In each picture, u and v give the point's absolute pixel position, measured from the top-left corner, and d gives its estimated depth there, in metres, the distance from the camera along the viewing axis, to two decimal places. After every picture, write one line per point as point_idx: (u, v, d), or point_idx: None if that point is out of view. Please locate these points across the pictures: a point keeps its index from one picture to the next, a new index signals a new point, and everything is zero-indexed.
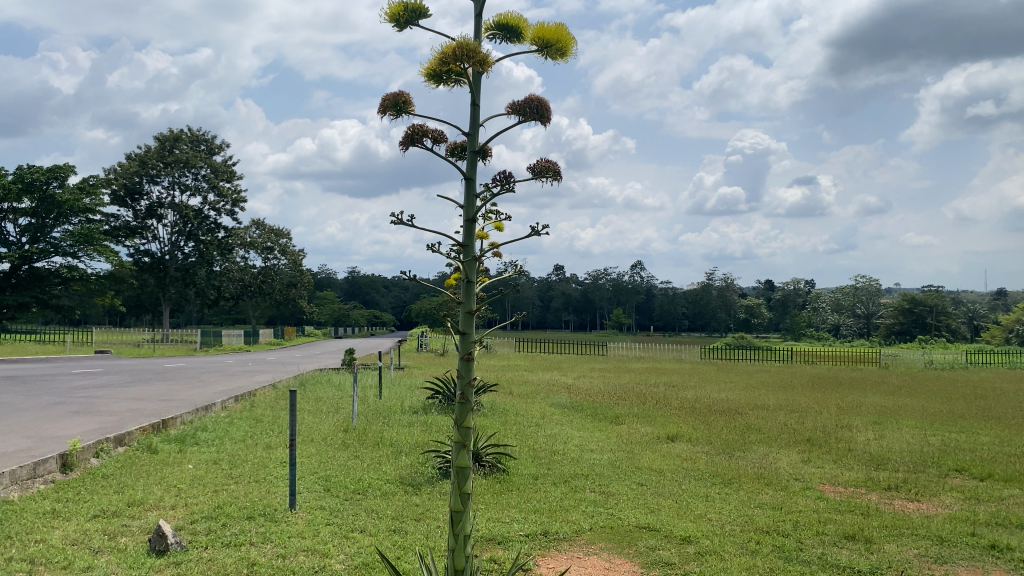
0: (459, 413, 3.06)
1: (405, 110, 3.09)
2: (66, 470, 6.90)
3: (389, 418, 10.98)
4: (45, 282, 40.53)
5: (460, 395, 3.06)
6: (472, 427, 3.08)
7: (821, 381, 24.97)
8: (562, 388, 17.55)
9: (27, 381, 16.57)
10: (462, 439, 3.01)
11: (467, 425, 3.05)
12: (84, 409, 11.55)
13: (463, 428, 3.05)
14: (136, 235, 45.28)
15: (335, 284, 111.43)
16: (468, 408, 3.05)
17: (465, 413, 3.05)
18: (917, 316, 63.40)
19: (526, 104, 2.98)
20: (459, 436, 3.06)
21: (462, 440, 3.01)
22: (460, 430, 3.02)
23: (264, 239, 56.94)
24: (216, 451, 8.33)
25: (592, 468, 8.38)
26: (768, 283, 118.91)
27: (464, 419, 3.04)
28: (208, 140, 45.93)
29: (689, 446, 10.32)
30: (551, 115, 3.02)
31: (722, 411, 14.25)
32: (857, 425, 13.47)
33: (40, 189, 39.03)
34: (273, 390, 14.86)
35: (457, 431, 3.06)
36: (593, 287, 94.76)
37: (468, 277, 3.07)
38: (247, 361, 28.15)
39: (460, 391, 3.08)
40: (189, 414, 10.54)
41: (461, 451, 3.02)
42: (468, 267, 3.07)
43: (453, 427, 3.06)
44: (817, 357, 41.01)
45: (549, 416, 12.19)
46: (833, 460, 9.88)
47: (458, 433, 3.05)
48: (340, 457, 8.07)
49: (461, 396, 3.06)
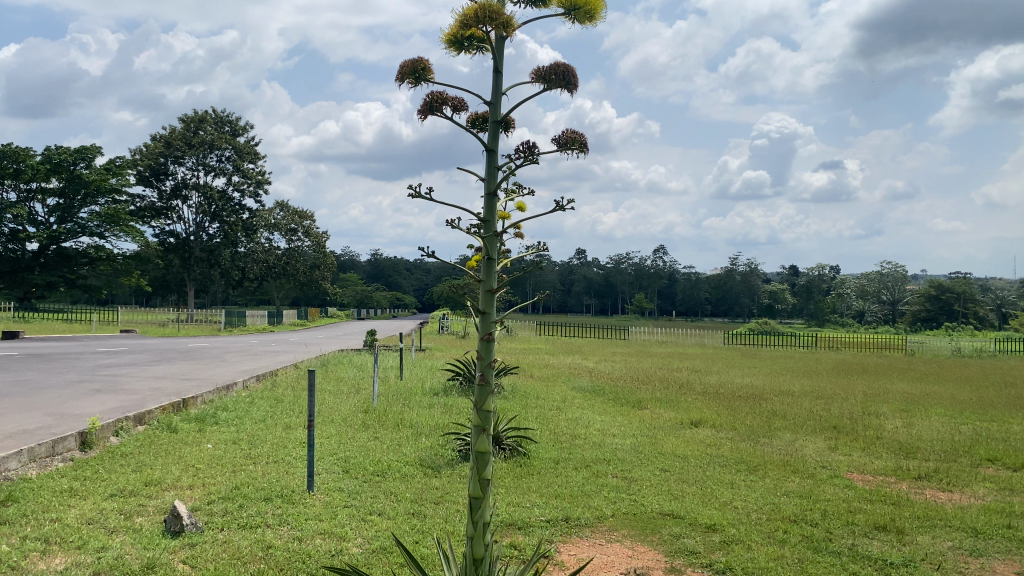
0: (478, 394, 2.94)
1: (426, 77, 2.96)
2: (85, 449, 6.87)
3: (409, 399, 10.92)
4: (72, 262, 40.99)
5: (480, 376, 2.94)
6: (492, 411, 2.95)
7: (847, 367, 24.67)
8: (584, 371, 17.46)
9: (52, 359, 16.71)
10: (483, 421, 2.90)
11: (487, 408, 2.93)
12: (106, 387, 11.58)
13: (483, 411, 2.92)
14: (161, 216, 45.60)
15: (358, 265, 111.80)
16: (488, 391, 2.93)
17: (485, 395, 2.92)
18: (944, 303, 62.55)
19: (553, 72, 2.81)
20: (478, 419, 2.94)
21: (481, 424, 2.90)
22: (480, 412, 2.90)
23: (288, 221, 57.13)
24: (236, 430, 8.29)
25: (613, 453, 8.24)
26: (792, 269, 117.84)
27: (484, 400, 2.92)
28: (231, 121, 46.01)
29: (713, 432, 10.15)
30: (579, 83, 2.86)
31: (746, 397, 14.07)
32: (884, 413, 13.24)
33: (67, 169, 39.32)
34: (293, 369, 14.87)
35: (476, 413, 2.93)
36: (615, 271, 94.36)
37: (488, 253, 2.93)
38: (269, 341, 28.29)
39: (480, 372, 2.96)
40: (210, 393, 10.53)
41: (480, 436, 2.90)
42: (487, 243, 2.92)
43: (472, 409, 2.93)
44: (842, 344, 40.59)
45: (571, 400, 12.06)
46: (861, 448, 9.67)
47: (478, 414, 2.93)
48: (360, 438, 7.99)
49: (481, 378, 2.94)
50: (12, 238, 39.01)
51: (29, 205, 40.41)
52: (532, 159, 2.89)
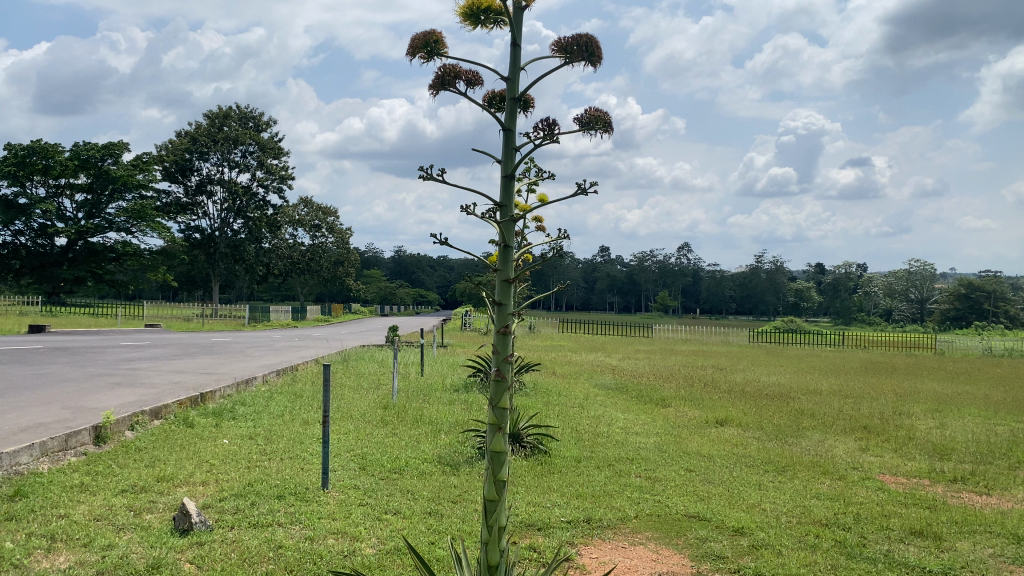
0: (493, 391, 2.77)
1: (436, 50, 2.79)
2: (99, 443, 6.78)
3: (429, 395, 10.77)
4: (99, 257, 41.39)
5: (496, 372, 2.76)
6: (507, 408, 2.77)
7: (876, 366, 24.19)
8: (606, 369, 17.20)
9: (77, 352, 16.78)
10: (498, 419, 2.73)
11: (502, 406, 2.75)
12: (127, 380, 11.57)
13: (497, 408, 2.75)
14: (187, 212, 45.90)
15: (382, 262, 112.13)
16: (504, 386, 2.75)
17: (501, 391, 2.75)
18: (973, 302, 61.55)
19: (575, 45, 2.62)
20: (494, 417, 2.77)
21: (496, 422, 2.73)
22: (496, 410, 2.73)
23: (312, 217, 57.33)
24: (253, 426, 8.18)
25: (637, 452, 8.01)
26: (819, 267, 116.43)
27: (499, 397, 2.75)
28: (255, 117, 46.18)
29: (740, 430, 9.90)
30: (601, 56, 2.67)
31: (774, 395, 13.77)
32: (916, 412, 12.89)
33: (95, 165, 39.65)
34: (314, 364, 14.79)
35: (491, 411, 2.76)
36: (639, 269, 93.83)
37: (505, 239, 2.75)
38: (292, 337, 28.33)
39: (496, 367, 2.78)
40: (229, 387, 10.44)
41: (496, 433, 2.73)
42: (504, 228, 2.74)
43: (487, 408, 2.76)
44: (870, 343, 39.92)
45: (593, 397, 11.84)
46: (893, 449, 9.38)
47: (494, 413, 2.76)
48: (377, 434, 7.85)
49: (497, 373, 2.76)
50: (41, 233, 39.44)
51: (58, 200, 40.81)
52: (552, 138, 2.70)
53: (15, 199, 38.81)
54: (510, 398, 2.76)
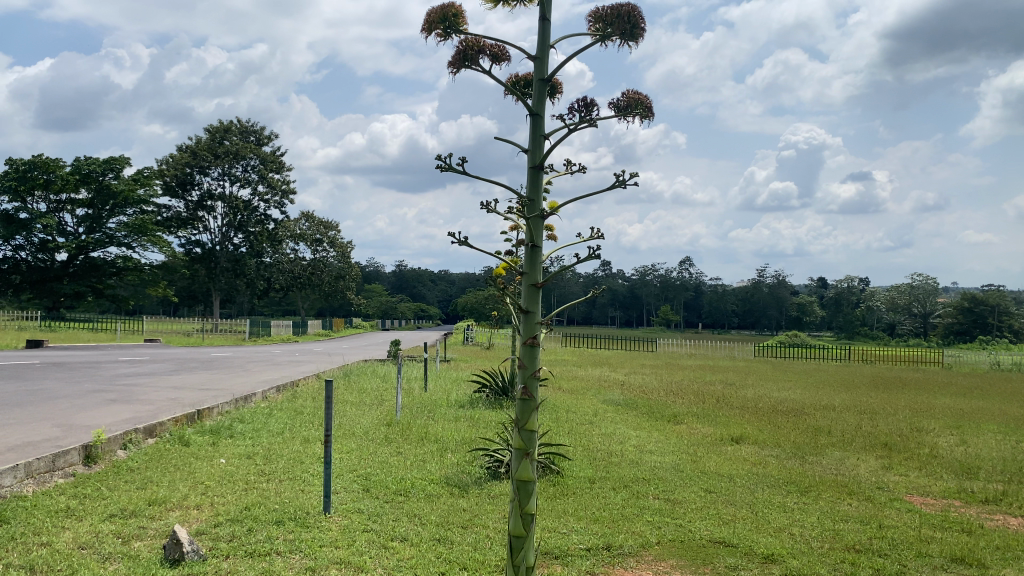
0: (519, 410, 2.46)
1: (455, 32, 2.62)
2: (89, 463, 6.44)
3: (434, 411, 10.42)
4: (100, 272, 41.16)
5: (522, 389, 2.45)
6: (535, 432, 2.46)
7: (885, 381, 23.74)
8: (613, 384, 16.81)
9: (72, 368, 16.39)
10: (525, 443, 2.42)
11: (531, 427, 2.45)
12: (121, 397, 11.20)
13: (524, 431, 2.45)
14: (187, 226, 45.64)
15: (383, 276, 111.85)
16: (532, 406, 2.44)
17: (529, 411, 2.44)
18: (977, 316, 61.10)
19: (616, 20, 2.51)
20: (520, 441, 2.46)
21: (524, 445, 2.43)
22: (523, 430, 2.42)
23: (314, 231, 57.04)
24: (251, 444, 7.82)
25: (653, 472, 7.66)
26: (822, 281, 115.88)
27: (527, 418, 2.43)
28: (256, 131, 46.00)
29: (757, 449, 9.55)
30: (643, 29, 2.55)
31: (788, 412, 13.40)
32: (934, 429, 12.55)
33: (96, 180, 39.42)
34: (315, 380, 14.43)
35: (516, 434, 2.46)
36: (641, 283, 93.43)
37: (533, 237, 2.44)
38: (292, 351, 27.95)
39: (523, 384, 2.47)
40: (227, 403, 10.09)
41: (523, 458, 2.42)
42: (532, 224, 2.44)
43: (513, 429, 2.45)
44: (876, 357, 39.47)
45: (603, 413, 11.48)
46: (919, 468, 8.99)
47: (520, 433, 2.44)
48: (381, 453, 7.50)
49: (523, 390, 2.45)
50: (42, 248, 39.20)
51: (59, 215, 40.61)
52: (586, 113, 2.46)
53: (15, 214, 38.60)
54: (539, 418, 2.45)
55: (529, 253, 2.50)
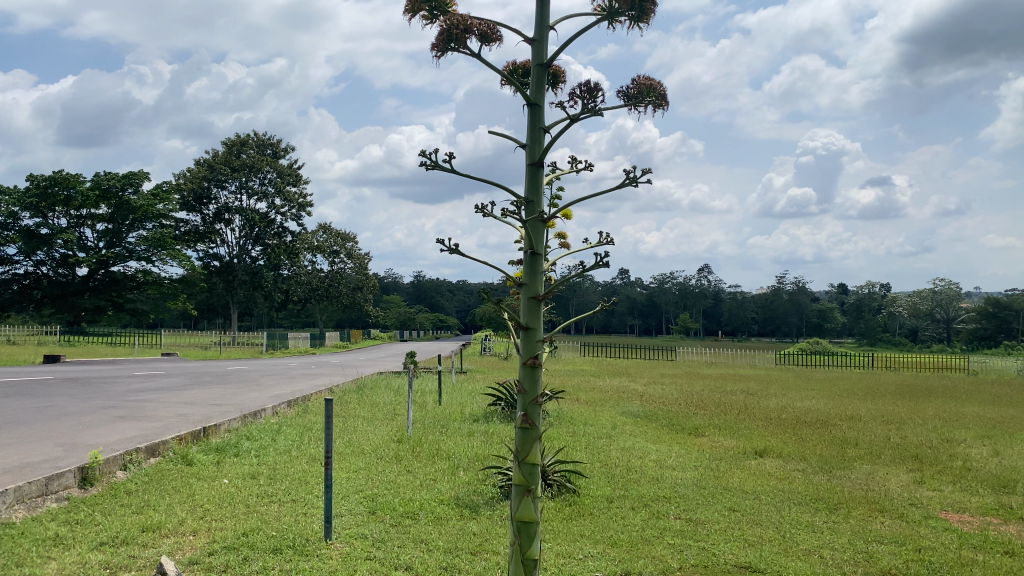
0: (519, 440, 2.18)
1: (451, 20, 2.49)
2: (86, 486, 6.20)
3: (446, 426, 10.13)
4: (120, 285, 41.33)
5: (523, 414, 2.17)
6: (538, 463, 2.17)
7: (911, 389, 23.23)
8: (632, 395, 16.43)
9: (86, 383, 16.21)
10: (527, 479, 2.13)
11: (532, 461, 2.17)
12: (130, 414, 11.00)
13: (525, 464, 2.17)
14: (205, 240, 45.70)
15: (402, 288, 111.89)
16: (533, 437, 2.15)
17: (529, 442, 2.15)
18: (1002, 321, 60.14)
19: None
20: (522, 474, 2.17)
21: (524, 482, 2.14)
22: (525, 460, 2.14)
23: (330, 242, 57.06)
24: (256, 463, 7.56)
25: (673, 490, 7.33)
26: (842, 287, 114.89)
27: (528, 451, 2.15)
28: (273, 144, 46.03)
29: (781, 462, 9.21)
30: (652, 11, 2.40)
31: (813, 423, 13.01)
32: (965, 439, 12.11)
33: (116, 196, 39.60)
34: (328, 393, 14.21)
35: (517, 468, 2.17)
36: (659, 291, 92.79)
37: (533, 243, 2.17)
38: (310, 364, 27.75)
39: (523, 411, 2.19)
40: (235, 420, 9.85)
41: (523, 497, 2.14)
42: (532, 230, 2.17)
43: (514, 461, 2.17)
44: (901, 365, 38.84)
45: (622, 426, 11.15)
46: (952, 482, 8.60)
47: (522, 464, 2.16)
48: (388, 471, 7.23)
49: (524, 417, 2.17)
50: (62, 263, 39.42)
51: (79, 230, 40.82)
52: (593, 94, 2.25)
53: (36, 229, 38.83)
54: (541, 450, 2.17)
55: (530, 259, 2.23)
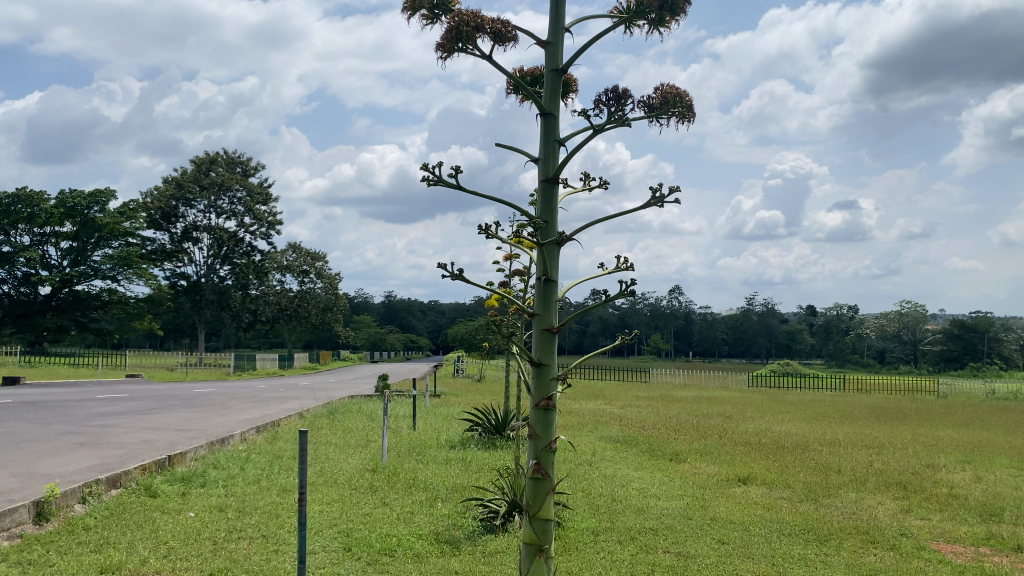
0: (532, 492, 2.21)
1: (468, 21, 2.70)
2: (41, 521, 5.82)
3: (421, 453, 9.82)
4: (84, 305, 40.41)
5: (536, 463, 2.20)
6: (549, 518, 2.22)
7: (885, 412, 23.23)
8: (608, 419, 16.20)
9: (44, 408, 15.58)
10: (538, 538, 2.18)
11: (545, 515, 2.21)
12: (90, 440, 10.53)
13: (537, 520, 2.21)
14: (172, 259, 44.91)
15: (373, 308, 110.81)
16: (547, 486, 2.19)
17: (542, 492, 2.19)
18: (967, 343, 60.92)
19: (659, 0, 2.76)
20: (532, 529, 2.20)
21: (536, 541, 2.19)
22: (538, 512, 2.18)
23: (300, 262, 56.39)
24: (224, 495, 7.19)
25: (660, 521, 7.08)
26: (811, 309, 115.96)
27: (541, 505, 2.18)
28: (242, 162, 45.48)
29: (766, 490, 9.01)
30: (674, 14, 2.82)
31: (795, 448, 12.85)
32: (946, 464, 12.02)
33: (81, 213, 38.78)
34: (298, 418, 13.80)
35: (528, 522, 2.21)
36: (631, 312, 92.84)
37: (548, 268, 2.23)
38: (278, 387, 27.11)
39: (535, 458, 2.22)
40: (202, 447, 9.46)
41: (535, 556, 2.19)
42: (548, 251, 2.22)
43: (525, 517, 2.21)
44: (871, 387, 38.97)
45: (601, 452, 10.92)
46: (940, 511, 8.46)
47: (533, 515, 2.20)
48: (365, 504, 6.90)
49: (537, 466, 2.20)
50: (24, 282, 38.46)
51: (43, 248, 39.88)
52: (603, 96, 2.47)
53: None
54: (553, 502, 2.20)
55: (543, 288, 2.30)
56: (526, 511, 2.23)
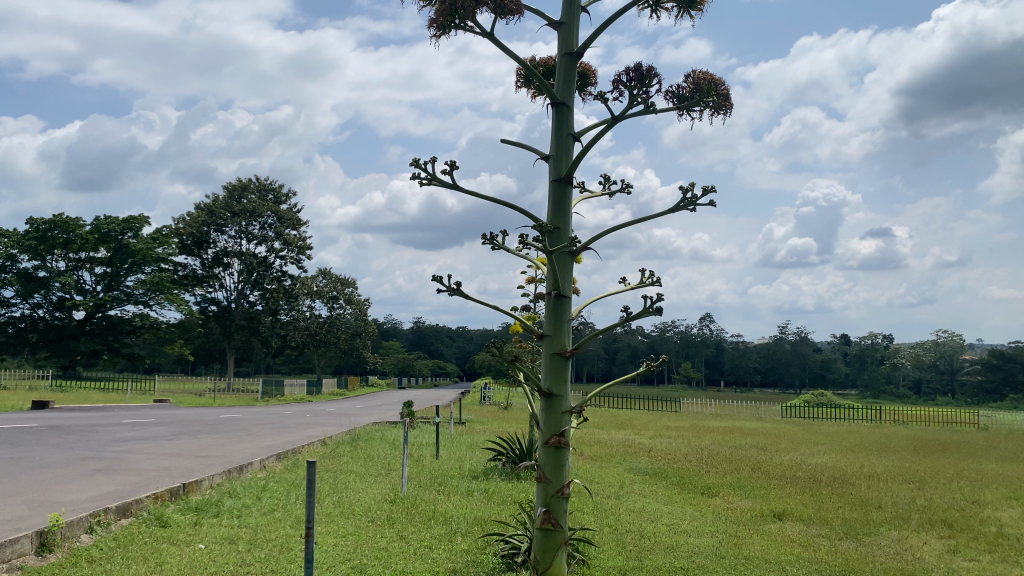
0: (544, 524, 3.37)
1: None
2: (44, 552, 5.61)
3: (442, 484, 9.55)
4: (116, 330, 40.76)
5: (554, 485, 3.36)
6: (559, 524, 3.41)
7: (925, 444, 22.45)
8: (638, 450, 15.78)
9: (69, 432, 15.45)
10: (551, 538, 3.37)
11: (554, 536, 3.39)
12: (110, 465, 10.44)
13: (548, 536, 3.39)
14: (202, 284, 45.22)
15: (400, 334, 110.13)
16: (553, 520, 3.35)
17: (550, 523, 3.34)
18: (1007, 373, 59.19)
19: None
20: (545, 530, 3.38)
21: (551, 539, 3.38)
22: (549, 558, 3.37)
23: (329, 288, 56.53)
24: (238, 525, 6.95)
25: (690, 560, 6.72)
26: (844, 338, 113.80)
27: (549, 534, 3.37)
28: (274, 188, 45.84)
29: (802, 527, 8.59)
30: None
31: (831, 482, 12.34)
32: (991, 500, 11.45)
33: (115, 239, 39.22)
34: (321, 444, 13.68)
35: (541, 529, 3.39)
36: (660, 340, 91.55)
37: (559, 306, 3.38)
38: (303, 413, 26.79)
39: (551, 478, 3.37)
40: (219, 474, 9.26)
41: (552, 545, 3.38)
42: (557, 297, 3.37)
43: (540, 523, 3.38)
44: (908, 419, 37.88)
45: (629, 485, 10.55)
46: (989, 552, 7.96)
47: (548, 539, 3.38)
48: (381, 538, 6.63)
49: (552, 494, 3.36)
50: (60, 306, 38.90)
51: (78, 274, 40.37)
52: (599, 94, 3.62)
53: (34, 272, 38.43)
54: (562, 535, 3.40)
55: (563, 323, 3.42)
56: (540, 555, 3.42)
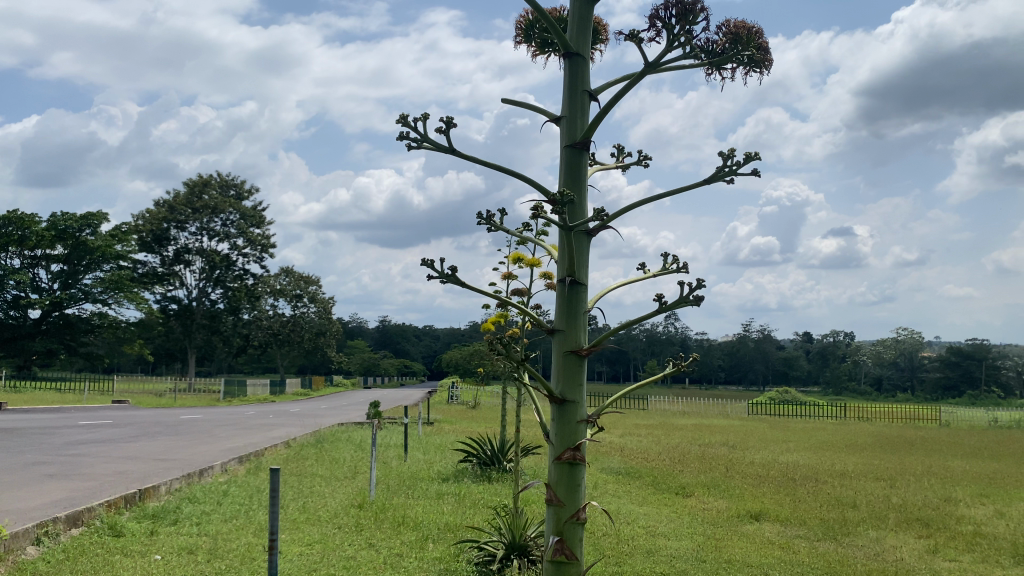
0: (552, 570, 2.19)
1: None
2: None
3: (411, 488, 9.25)
4: (74, 329, 39.67)
5: (567, 515, 2.20)
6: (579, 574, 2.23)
7: (892, 441, 22.60)
8: (610, 449, 15.53)
9: (21, 435, 14.86)
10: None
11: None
12: (62, 471, 9.90)
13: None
14: (163, 283, 44.26)
15: (365, 333, 109.50)
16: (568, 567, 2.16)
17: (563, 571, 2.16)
18: (965, 370, 60.28)
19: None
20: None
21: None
22: None
23: (293, 286, 55.60)
24: (198, 534, 6.58)
25: (671, 565, 6.48)
26: (807, 336, 115.32)
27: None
28: (237, 184, 44.94)
29: (780, 528, 8.44)
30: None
31: (803, 480, 12.24)
32: (961, 497, 11.47)
33: (72, 236, 38.10)
34: (284, 447, 13.22)
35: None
36: (627, 338, 91.78)
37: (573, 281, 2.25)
38: (267, 413, 26.23)
39: (562, 514, 2.22)
40: (177, 479, 8.81)
41: None
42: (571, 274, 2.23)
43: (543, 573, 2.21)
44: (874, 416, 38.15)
45: (602, 485, 10.34)
46: (968, 552, 7.86)
47: None
48: (349, 546, 6.32)
49: (558, 532, 2.19)
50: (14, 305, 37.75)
51: (33, 272, 39.26)
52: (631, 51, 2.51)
53: None
54: None
55: (572, 296, 2.29)
56: None
